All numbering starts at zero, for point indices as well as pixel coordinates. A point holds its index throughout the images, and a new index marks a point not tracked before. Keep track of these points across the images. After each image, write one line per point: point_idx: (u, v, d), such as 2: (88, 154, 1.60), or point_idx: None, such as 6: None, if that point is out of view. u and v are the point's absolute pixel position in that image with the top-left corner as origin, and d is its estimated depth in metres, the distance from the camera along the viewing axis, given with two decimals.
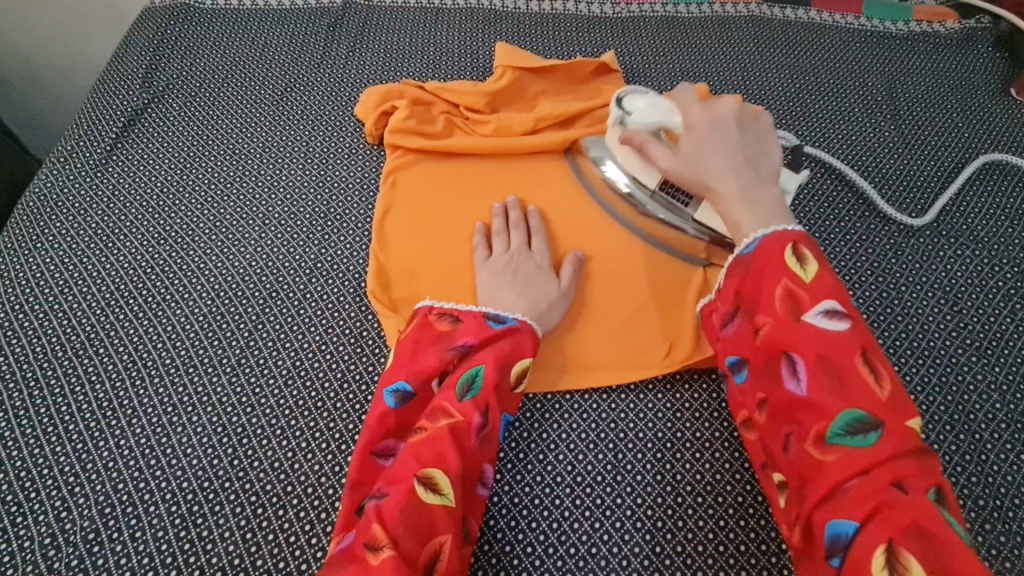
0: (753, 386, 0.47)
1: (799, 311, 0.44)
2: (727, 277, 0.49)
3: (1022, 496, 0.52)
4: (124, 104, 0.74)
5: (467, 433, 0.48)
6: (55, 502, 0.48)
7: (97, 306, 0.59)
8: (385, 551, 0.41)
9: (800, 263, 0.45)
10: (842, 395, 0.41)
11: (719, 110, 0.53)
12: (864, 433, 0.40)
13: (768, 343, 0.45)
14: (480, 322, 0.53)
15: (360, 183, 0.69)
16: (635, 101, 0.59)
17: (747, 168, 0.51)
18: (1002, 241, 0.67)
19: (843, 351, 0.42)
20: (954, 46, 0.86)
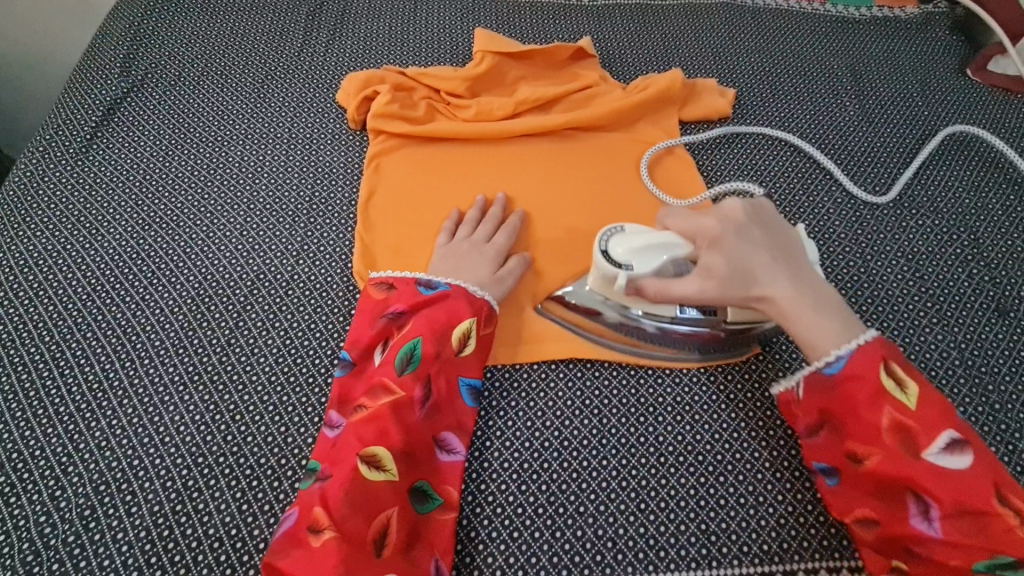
0: (851, 504, 0.48)
1: (916, 448, 0.45)
2: (809, 393, 0.50)
3: (980, 445, 0.55)
4: (102, 93, 0.74)
5: (408, 407, 0.50)
6: (49, 482, 0.49)
7: (83, 291, 0.59)
8: (326, 534, 0.44)
9: (901, 388, 0.46)
10: (979, 530, 0.43)
11: (733, 215, 0.52)
12: (1012, 574, 0.42)
13: (883, 474, 0.45)
14: (414, 294, 0.57)
15: (343, 167, 0.70)
16: (619, 247, 0.53)
17: (791, 270, 0.51)
18: (961, 211, 0.71)
19: (970, 489, 0.43)
20: (914, 30, 0.89)
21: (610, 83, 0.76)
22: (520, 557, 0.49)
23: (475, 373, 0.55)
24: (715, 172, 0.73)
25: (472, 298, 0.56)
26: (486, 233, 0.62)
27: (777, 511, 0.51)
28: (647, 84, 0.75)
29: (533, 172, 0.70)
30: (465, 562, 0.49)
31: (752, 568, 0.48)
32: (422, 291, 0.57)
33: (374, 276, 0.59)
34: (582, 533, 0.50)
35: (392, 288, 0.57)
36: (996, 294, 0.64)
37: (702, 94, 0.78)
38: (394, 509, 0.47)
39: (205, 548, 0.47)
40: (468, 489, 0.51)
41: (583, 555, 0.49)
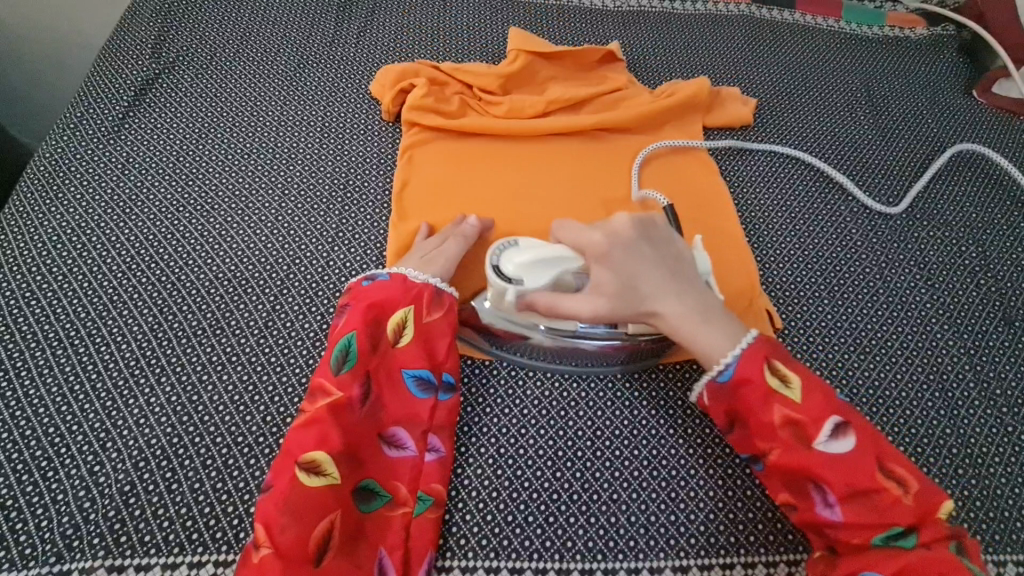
0: (772, 492, 0.50)
1: (807, 439, 0.48)
2: (708, 400, 0.52)
3: (989, 445, 0.58)
4: (134, 74, 0.74)
5: (345, 407, 0.50)
6: (88, 457, 0.49)
7: (118, 269, 0.59)
8: (265, 549, 0.44)
9: (785, 384, 0.49)
10: (870, 505, 0.46)
11: (619, 232, 0.53)
12: (904, 537, 0.46)
13: (787, 468, 0.48)
14: (359, 291, 0.56)
15: (376, 158, 0.70)
16: (509, 264, 0.54)
17: (678, 283, 0.52)
18: (969, 224, 0.74)
19: (859, 471, 0.47)
20: (924, 50, 0.93)
21: (637, 87, 0.78)
22: (555, 541, 0.50)
23: (422, 363, 0.54)
24: (738, 178, 0.76)
25: (409, 284, 0.56)
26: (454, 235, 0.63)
27: None
28: (674, 90, 0.77)
29: (563, 170, 0.71)
30: (502, 546, 0.49)
31: (778, 557, 0.50)
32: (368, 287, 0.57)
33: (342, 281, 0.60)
34: (615, 520, 0.51)
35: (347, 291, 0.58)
36: (1002, 303, 0.68)
37: (726, 102, 0.80)
38: (336, 515, 0.46)
39: (247, 525, 0.47)
40: (503, 475, 0.53)
41: (616, 541, 0.50)
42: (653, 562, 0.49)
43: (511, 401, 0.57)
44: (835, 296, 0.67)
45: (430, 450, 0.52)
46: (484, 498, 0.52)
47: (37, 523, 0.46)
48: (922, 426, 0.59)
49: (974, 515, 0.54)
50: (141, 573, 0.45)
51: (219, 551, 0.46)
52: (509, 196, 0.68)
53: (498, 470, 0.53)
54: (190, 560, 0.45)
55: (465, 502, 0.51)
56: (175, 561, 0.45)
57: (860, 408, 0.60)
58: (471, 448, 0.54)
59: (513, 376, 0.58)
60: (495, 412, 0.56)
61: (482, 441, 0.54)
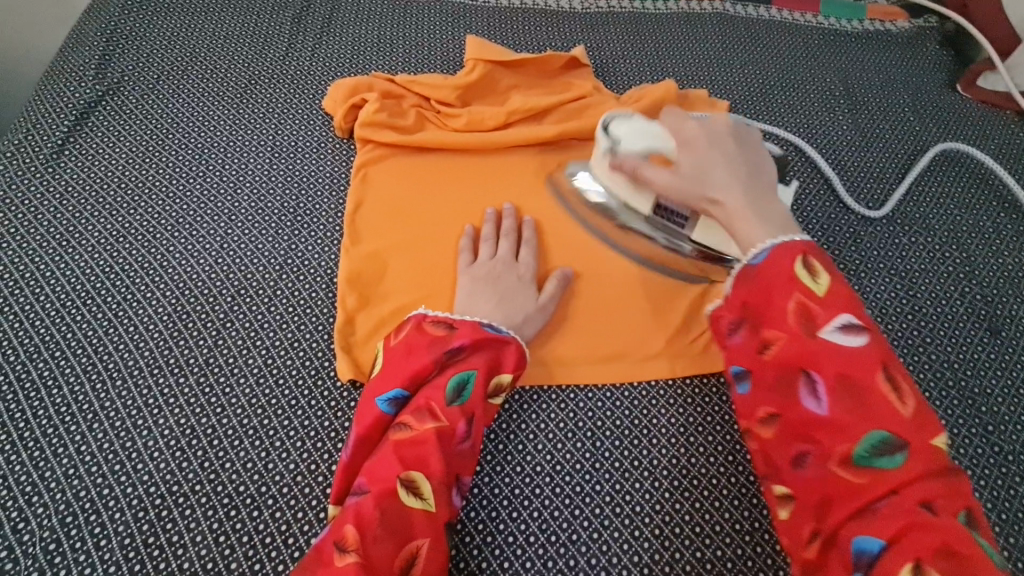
0: (758, 401, 0.44)
1: (812, 327, 0.41)
2: (730, 287, 0.46)
3: (974, 467, 0.55)
4: (76, 96, 0.70)
5: (451, 441, 0.47)
6: (12, 514, 0.46)
7: (51, 307, 0.56)
8: (351, 556, 0.40)
9: (811, 274, 0.42)
10: (867, 420, 0.39)
11: (713, 124, 0.51)
12: (889, 454, 0.38)
13: (784, 360, 0.42)
14: (478, 330, 0.51)
15: (329, 178, 0.67)
16: (619, 127, 0.56)
17: (749, 181, 0.48)
18: (952, 229, 0.70)
19: (862, 372, 0.39)
20: (905, 44, 0.90)
21: (603, 93, 0.75)
22: None
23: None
24: None
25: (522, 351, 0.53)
26: (507, 250, 0.60)
27: (772, 537, 0.50)
28: (641, 96, 0.74)
29: (526, 184, 0.68)
30: None
31: None
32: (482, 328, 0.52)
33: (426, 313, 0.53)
34: (575, 563, 0.48)
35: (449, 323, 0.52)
36: (987, 312, 0.64)
37: (696, 105, 0.77)
38: (423, 542, 0.43)
39: None
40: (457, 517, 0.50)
41: None
42: None
43: None
44: None
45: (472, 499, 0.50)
46: None
47: None
48: None
49: None
50: None
51: None
52: (468, 212, 0.65)
53: None
54: None
55: None
56: None
57: None
58: None
59: None
60: None
61: None
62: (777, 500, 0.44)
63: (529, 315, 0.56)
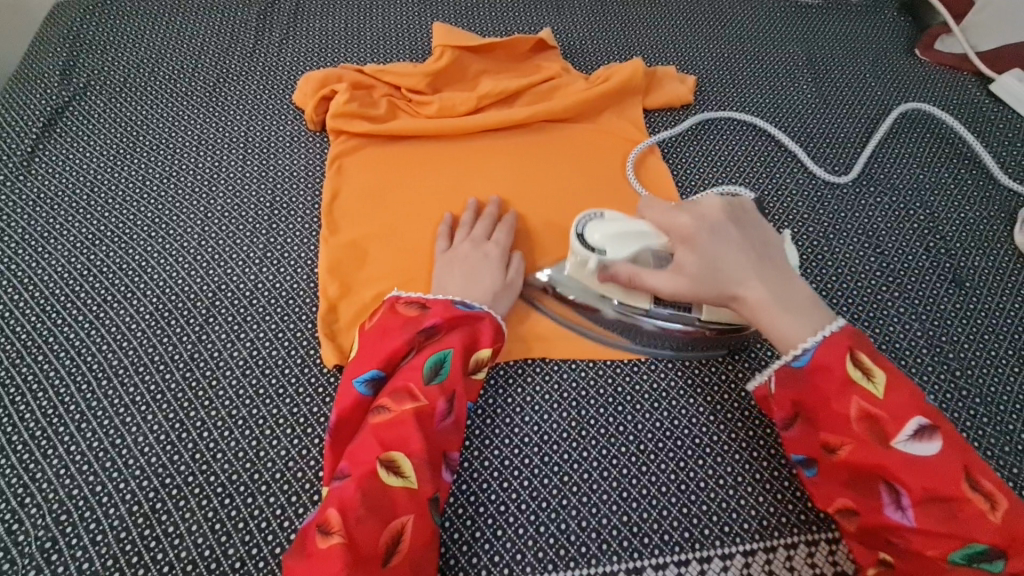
0: (829, 493, 0.47)
1: (884, 436, 0.43)
2: (778, 386, 0.48)
3: (944, 411, 0.57)
4: (42, 102, 0.70)
5: (431, 419, 0.48)
6: (5, 515, 0.46)
7: (31, 313, 0.56)
8: (336, 537, 0.42)
9: (867, 377, 0.44)
10: (950, 518, 0.41)
11: (710, 213, 0.50)
12: (988, 560, 0.40)
13: (855, 464, 0.44)
14: (450, 309, 0.52)
15: (304, 170, 0.68)
16: (595, 234, 0.52)
17: (764, 266, 0.49)
18: (916, 187, 0.73)
19: (940, 476, 0.42)
20: (863, 12, 0.92)
21: (572, 74, 0.76)
22: (505, 555, 0.49)
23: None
24: (682, 159, 0.74)
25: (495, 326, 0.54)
26: (480, 231, 0.61)
27: (756, 489, 0.51)
28: (609, 74, 0.75)
29: (500, 167, 0.69)
30: (450, 565, 0.48)
31: (735, 547, 0.49)
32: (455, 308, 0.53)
33: (398, 296, 0.54)
34: (567, 527, 0.50)
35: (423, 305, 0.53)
36: (951, 265, 0.67)
37: (663, 81, 0.78)
38: (408, 519, 0.44)
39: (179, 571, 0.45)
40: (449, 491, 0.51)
41: (568, 548, 0.49)
42: (606, 566, 0.48)
43: None
44: None
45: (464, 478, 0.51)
46: None
47: None
48: None
49: None
50: None
51: None
52: (444, 197, 0.66)
53: None
54: None
55: None
56: None
57: None
58: None
59: None
60: None
61: None
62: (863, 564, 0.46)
63: (497, 292, 0.56)
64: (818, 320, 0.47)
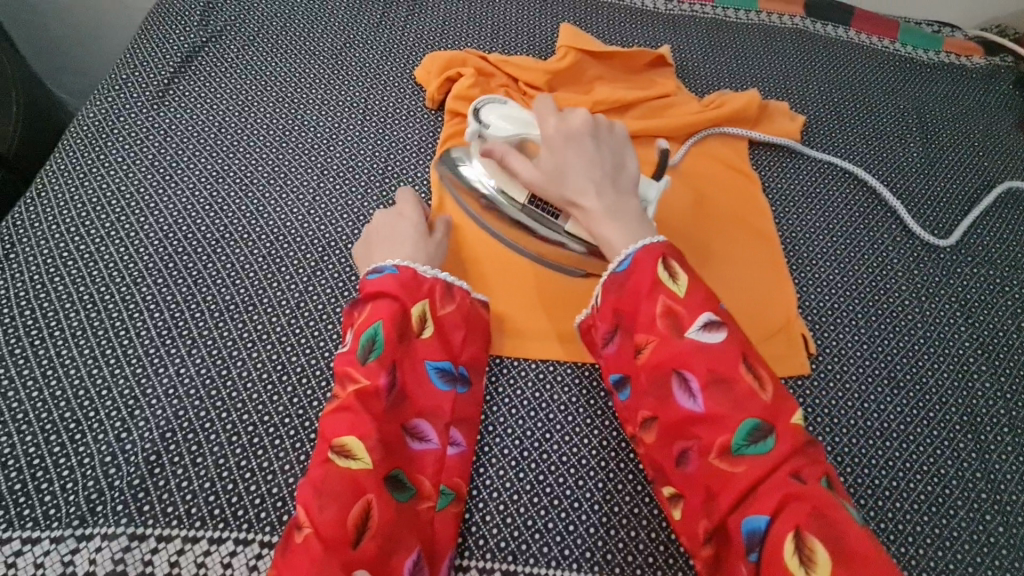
0: (638, 408, 0.50)
1: (680, 328, 0.46)
2: (606, 297, 0.51)
3: (1020, 493, 0.57)
4: (182, 39, 0.73)
5: (375, 395, 0.47)
6: (115, 423, 0.49)
7: (155, 237, 0.59)
8: (306, 531, 0.41)
9: (672, 278, 0.48)
10: (731, 402, 0.44)
11: (573, 124, 0.54)
12: (761, 440, 0.43)
13: (656, 364, 0.47)
14: (368, 282, 0.52)
15: (418, 145, 0.70)
16: (491, 114, 0.59)
17: (607, 181, 0.53)
18: (1014, 264, 0.72)
19: (725, 361, 0.45)
20: (979, 80, 0.91)
21: (685, 94, 0.77)
22: (574, 550, 0.49)
23: (444, 356, 0.52)
24: (783, 196, 0.74)
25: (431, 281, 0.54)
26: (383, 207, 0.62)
27: None
28: (723, 101, 0.76)
29: None
30: (520, 550, 0.49)
31: None
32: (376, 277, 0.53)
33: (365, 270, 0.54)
34: (636, 535, 0.50)
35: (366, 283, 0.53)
36: None
37: (773, 117, 0.79)
38: (372, 497, 0.43)
39: (269, 505, 0.46)
40: (525, 478, 0.52)
41: (636, 555, 0.49)
42: None
43: (538, 404, 0.56)
44: (873, 326, 0.65)
45: (452, 444, 0.50)
46: (504, 499, 0.51)
47: (61, 484, 0.46)
48: (952, 469, 0.58)
49: (998, 563, 0.53)
50: (162, 543, 0.44)
51: (239, 530, 0.45)
52: None
53: (519, 473, 0.52)
54: (211, 536, 0.45)
55: (485, 502, 0.50)
56: (196, 535, 0.45)
57: (892, 443, 0.58)
58: (494, 448, 0.53)
59: (540, 379, 0.57)
60: (521, 413, 0.55)
61: (506, 442, 0.53)
62: (670, 501, 0.48)
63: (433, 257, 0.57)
64: (646, 236, 0.51)
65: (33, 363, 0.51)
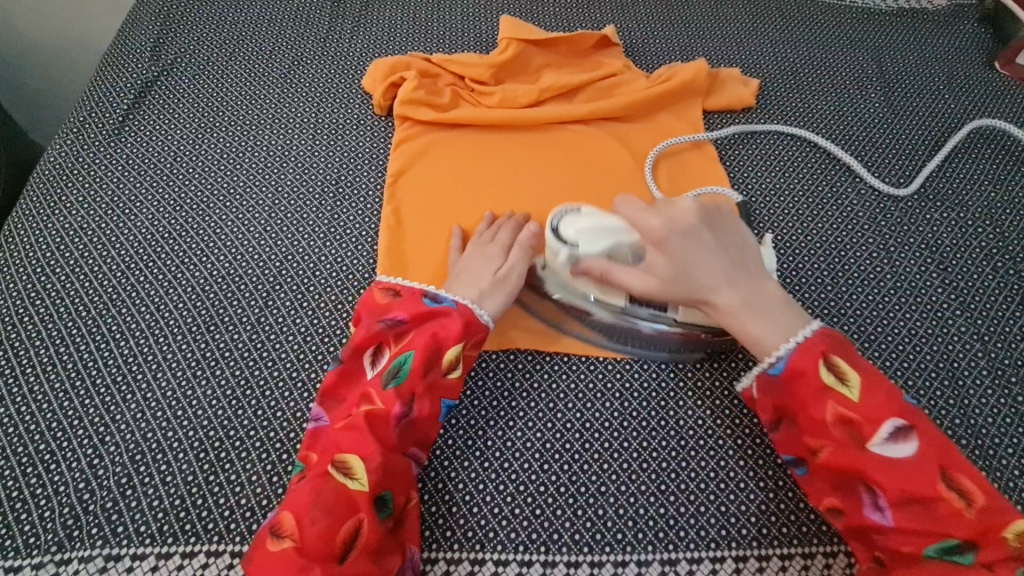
0: (817, 495, 0.48)
1: (862, 439, 0.45)
2: (759, 392, 0.50)
3: (1004, 436, 0.55)
4: (134, 77, 0.75)
5: (385, 423, 0.48)
6: (87, 450, 0.50)
7: (117, 269, 0.61)
8: (288, 541, 0.43)
9: (843, 381, 0.47)
10: (927, 515, 0.43)
11: (681, 216, 0.52)
12: (961, 552, 0.42)
13: (833, 466, 0.46)
14: (415, 305, 0.54)
15: (370, 153, 0.70)
16: (569, 227, 0.54)
17: (735, 272, 0.51)
18: (986, 204, 0.70)
19: (917, 475, 0.44)
20: (941, 21, 0.88)
21: (634, 72, 0.76)
22: (542, 533, 0.49)
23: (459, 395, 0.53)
24: (739, 162, 0.73)
25: (467, 317, 0.53)
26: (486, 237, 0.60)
27: (798, 495, 0.51)
28: (672, 74, 0.75)
29: (557, 158, 0.70)
30: (488, 538, 0.49)
31: (772, 551, 0.48)
32: (427, 303, 0.54)
33: (381, 281, 0.57)
34: (604, 512, 0.50)
35: (396, 295, 0.55)
36: (1021, 287, 0.64)
37: (724, 84, 0.78)
38: (362, 517, 0.45)
39: (237, 516, 0.48)
40: (491, 467, 0.52)
41: (604, 533, 0.49)
42: (641, 555, 0.48)
43: (500, 394, 0.56)
44: (840, 283, 0.64)
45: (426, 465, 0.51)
46: (471, 490, 0.51)
47: (39, 513, 0.47)
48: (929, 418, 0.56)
49: None
50: (136, 562, 0.46)
51: (210, 542, 0.47)
52: (501, 180, 0.67)
53: (485, 463, 0.52)
54: (183, 550, 0.46)
55: (452, 495, 0.51)
56: (169, 550, 0.46)
57: None
58: (459, 440, 0.54)
59: (502, 369, 0.57)
60: (483, 404, 0.55)
61: (469, 434, 0.54)
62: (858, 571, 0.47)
63: (488, 291, 0.56)
64: (789, 326, 0.50)
65: (7, 401, 0.53)
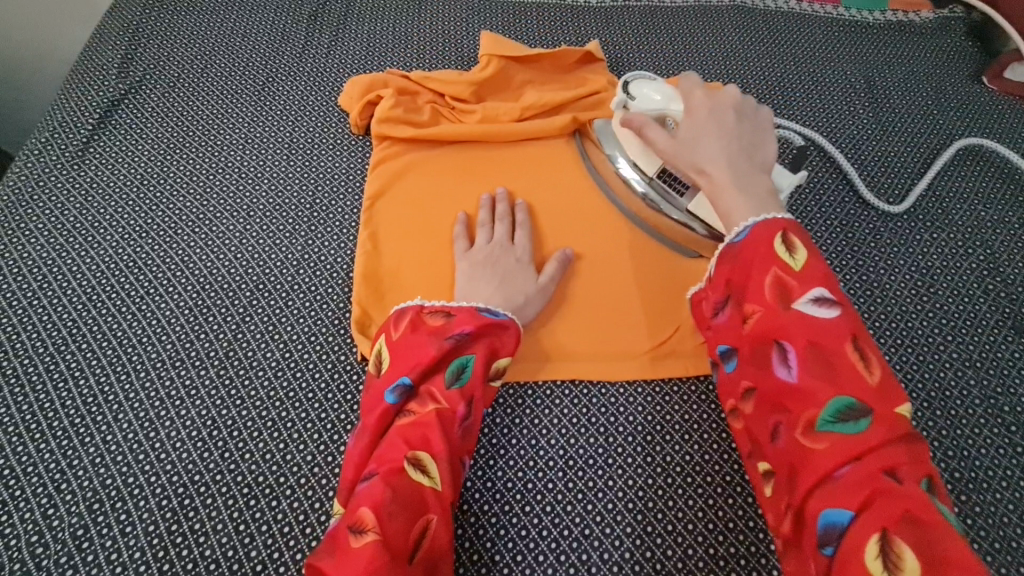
0: (743, 378, 0.47)
1: (788, 300, 0.45)
2: (715, 267, 0.50)
3: (998, 469, 0.54)
4: (100, 96, 0.72)
5: (452, 423, 0.47)
6: (42, 500, 0.48)
7: (78, 301, 0.58)
8: (369, 535, 0.40)
9: (789, 252, 0.46)
10: (832, 384, 0.42)
11: (723, 99, 0.53)
12: (855, 424, 0.40)
13: (759, 332, 0.46)
14: (477, 317, 0.51)
15: (346, 174, 0.68)
16: (641, 86, 0.57)
17: (746, 157, 0.52)
18: (976, 225, 0.69)
19: (832, 341, 0.43)
20: (928, 35, 0.87)
21: (619, 88, 0.74)
22: None
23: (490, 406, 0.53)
24: None
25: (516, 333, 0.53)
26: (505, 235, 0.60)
27: None
28: None
29: (541, 177, 0.67)
30: None
31: None
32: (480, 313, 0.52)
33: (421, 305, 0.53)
34: (587, 558, 0.48)
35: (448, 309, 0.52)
36: (1012, 311, 0.63)
37: None
38: (433, 518, 0.43)
39: (201, 570, 0.45)
40: (470, 510, 0.50)
41: None
42: None
43: (480, 432, 0.54)
44: None
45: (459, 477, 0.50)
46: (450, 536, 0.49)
47: None
48: None
49: (979, 547, 0.50)
50: None
51: None
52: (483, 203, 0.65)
53: (464, 505, 0.50)
54: None
55: None
56: None
57: None
58: None
59: None
60: None
61: None
62: (762, 477, 0.45)
63: (529, 295, 0.57)
64: (770, 210, 0.49)
65: None
